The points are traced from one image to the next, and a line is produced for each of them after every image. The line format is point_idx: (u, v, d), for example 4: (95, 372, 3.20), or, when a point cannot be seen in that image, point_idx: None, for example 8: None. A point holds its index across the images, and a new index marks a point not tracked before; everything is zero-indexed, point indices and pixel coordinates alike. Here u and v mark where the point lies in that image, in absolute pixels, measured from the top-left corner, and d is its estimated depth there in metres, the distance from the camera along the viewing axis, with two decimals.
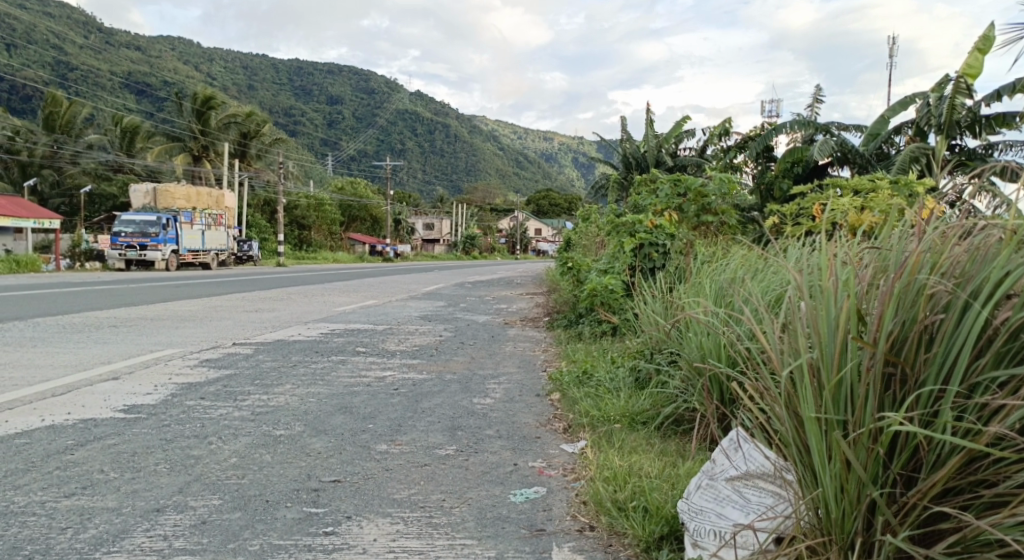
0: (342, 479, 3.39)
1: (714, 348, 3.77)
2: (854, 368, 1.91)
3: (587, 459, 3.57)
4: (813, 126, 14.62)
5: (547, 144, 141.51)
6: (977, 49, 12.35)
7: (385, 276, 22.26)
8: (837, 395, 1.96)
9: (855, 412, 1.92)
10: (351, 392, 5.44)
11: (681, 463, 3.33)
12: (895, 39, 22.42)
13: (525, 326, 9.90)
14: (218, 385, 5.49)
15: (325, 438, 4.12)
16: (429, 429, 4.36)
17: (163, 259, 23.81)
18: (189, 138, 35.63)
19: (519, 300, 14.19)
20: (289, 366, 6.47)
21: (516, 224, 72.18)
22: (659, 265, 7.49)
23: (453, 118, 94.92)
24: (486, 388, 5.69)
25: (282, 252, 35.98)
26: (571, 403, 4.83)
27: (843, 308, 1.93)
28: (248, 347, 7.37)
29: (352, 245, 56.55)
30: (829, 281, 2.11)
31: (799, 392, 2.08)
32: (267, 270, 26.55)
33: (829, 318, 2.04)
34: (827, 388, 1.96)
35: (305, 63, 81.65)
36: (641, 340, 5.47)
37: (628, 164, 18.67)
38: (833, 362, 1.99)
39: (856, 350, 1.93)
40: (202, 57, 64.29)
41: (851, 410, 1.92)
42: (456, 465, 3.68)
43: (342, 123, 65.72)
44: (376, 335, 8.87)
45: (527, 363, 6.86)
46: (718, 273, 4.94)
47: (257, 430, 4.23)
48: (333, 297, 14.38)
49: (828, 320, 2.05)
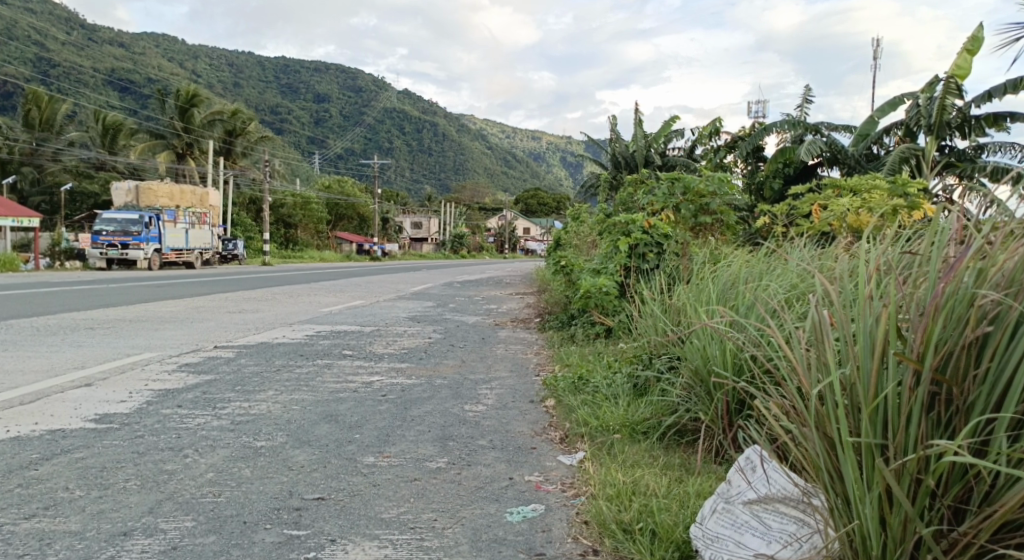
0: (327, 496, 3.18)
1: (719, 355, 3.58)
2: (895, 388, 1.74)
3: (587, 474, 3.38)
4: (803, 126, 14.49)
5: (535, 144, 141.35)
6: (966, 49, 12.26)
7: (372, 276, 22.01)
8: (875, 418, 1.79)
9: (896, 435, 1.75)
10: (337, 398, 5.21)
11: (688, 479, 3.15)
12: (881, 40, 22.45)
13: (516, 328, 9.70)
14: (198, 392, 5.25)
15: (309, 449, 3.90)
16: (419, 440, 4.15)
17: (144, 259, 23.43)
18: (173, 136, 35.15)
19: (509, 300, 14.01)
20: (272, 371, 6.24)
21: (504, 223, 71.97)
22: (653, 266, 7.31)
23: (441, 117, 94.63)
24: (478, 394, 5.47)
25: (267, 251, 35.57)
26: (567, 410, 4.63)
27: (882, 321, 1.76)
28: (230, 351, 7.12)
29: (339, 244, 56.15)
30: (862, 290, 1.94)
31: (831, 411, 1.91)
32: (252, 270, 26.19)
33: (866, 329, 1.87)
34: (864, 410, 1.78)
35: (292, 61, 81.16)
36: (637, 344, 5.27)
37: (617, 163, 18.51)
38: (869, 381, 1.82)
39: (896, 368, 1.76)
40: (187, 54, 63.67)
41: (891, 434, 1.76)
42: (448, 479, 3.46)
43: (329, 121, 65.23)
44: (363, 337, 8.63)
45: (519, 367, 6.66)
46: (718, 275, 4.75)
47: (236, 441, 4.00)
48: (319, 297, 14.13)
49: (864, 333, 1.88)
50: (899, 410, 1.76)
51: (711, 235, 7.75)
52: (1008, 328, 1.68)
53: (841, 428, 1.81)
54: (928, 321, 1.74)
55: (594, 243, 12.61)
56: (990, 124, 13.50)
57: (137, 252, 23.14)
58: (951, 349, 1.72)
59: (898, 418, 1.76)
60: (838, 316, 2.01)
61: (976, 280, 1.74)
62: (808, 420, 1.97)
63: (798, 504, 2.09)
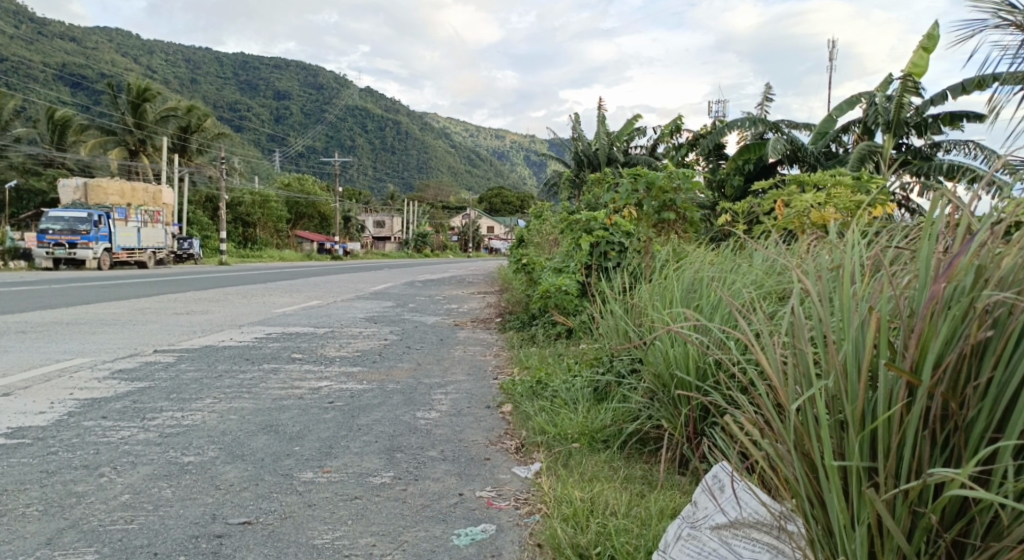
0: (254, 520, 2.89)
1: (680, 357, 3.37)
2: (886, 406, 1.54)
3: (542, 489, 3.13)
4: (764, 124, 14.46)
5: (499, 143, 141.06)
6: (922, 48, 12.33)
7: (332, 275, 21.52)
8: (863, 436, 1.59)
9: (889, 459, 1.55)
10: (280, 406, 4.88)
11: (650, 495, 2.92)
12: (836, 42, 22.71)
13: (476, 328, 9.42)
14: (127, 401, 4.87)
15: (241, 465, 3.58)
16: (364, 452, 3.85)
17: (94, 258, 22.57)
18: (124, 131, 34.05)
19: (471, 300, 13.72)
20: (213, 377, 5.87)
21: (468, 222, 71.55)
22: (615, 264, 7.11)
23: (404, 116, 93.85)
24: (431, 400, 5.18)
25: (224, 250, 34.63)
26: (524, 417, 4.37)
27: (872, 328, 1.55)
28: (171, 356, 6.72)
29: (300, 243, 55.14)
30: (846, 290, 1.72)
31: (812, 430, 1.70)
32: (207, 269, 25.41)
33: (852, 336, 1.66)
34: (851, 429, 1.58)
35: (251, 58, 79.83)
36: (598, 346, 5.04)
37: (580, 161, 18.32)
38: (854, 394, 1.62)
39: (887, 380, 1.56)
40: (142, 49, 61.94)
41: (882, 457, 1.56)
42: (392, 497, 3.18)
43: (290, 118, 64.15)
44: (315, 339, 8.26)
45: (477, 370, 6.39)
46: (683, 274, 4.53)
47: (161, 457, 3.66)
48: (274, 297, 13.65)
49: (850, 341, 1.66)
50: (890, 429, 1.56)
51: (676, 233, 7.54)
52: (1013, 335, 1.47)
53: (825, 448, 1.60)
54: (922, 330, 1.53)
55: (557, 241, 12.38)
56: (947, 123, 13.62)
57: (86, 252, 22.24)
58: (950, 358, 1.52)
59: (889, 438, 1.56)
60: (817, 319, 1.80)
61: (975, 280, 1.54)
62: (786, 437, 1.77)
63: (772, 530, 1.88)
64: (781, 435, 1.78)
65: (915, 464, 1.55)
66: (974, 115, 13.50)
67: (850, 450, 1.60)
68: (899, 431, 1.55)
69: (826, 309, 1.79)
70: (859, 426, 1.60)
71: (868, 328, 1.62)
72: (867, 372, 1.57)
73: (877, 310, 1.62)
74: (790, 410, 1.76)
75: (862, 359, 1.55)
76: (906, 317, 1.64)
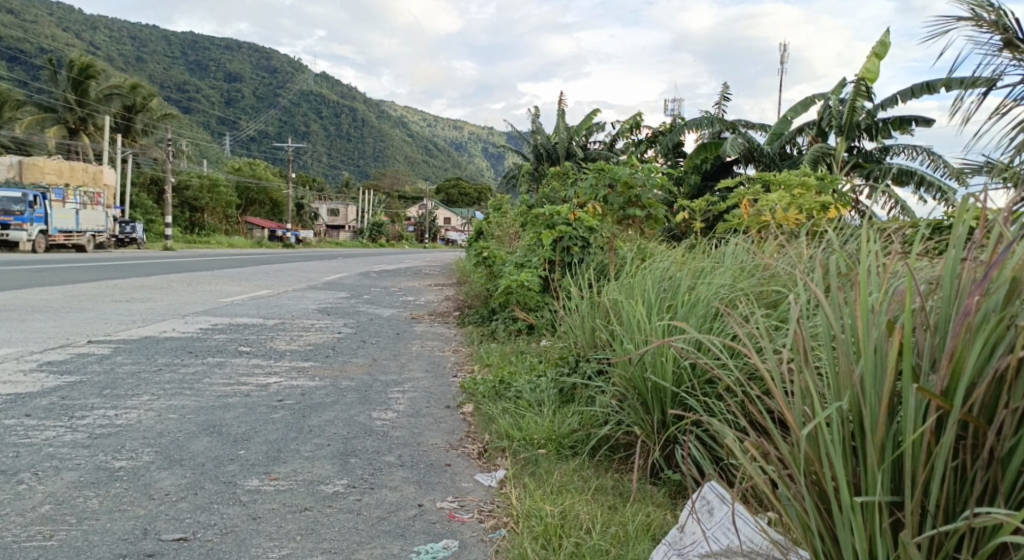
0: (190, 535, 2.62)
1: (653, 361, 3.18)
2: (913, 435, 1.41)
3: (508, 500, 2.93)
4: (721, 123, 14.51)
5: (456, 134, 140.09)
6: (875, 53, 12.46)
7: (285, 264, 20.91)
8: (884, 467, 1.47)
9: (918, 493, 1.44)
10: (224, 404, 4.56)
11: (623, 508, 2.74)
12: (789, 46, 23.00)
13: (433, 322, 9.17)
14: (54, 397, 4.50)
15: (178, 471, 3.28)
16: (315, 457, 3.58)
17: (28, 241, 21.50)
18: (64, 109, 32.61)
19: (427, 292, 13.43)
20: (153, 371, 5.51)
21: (424, 212, 70.82)
22: (577, 260, 6.96)
23: (360, 104, 92.43)
24: (388, 399, 4.93)
25: (170, 235, 33.44)
26: (487, 419, 4.16)
27: (898, 349, 1.41)
28: (106, 347, 6.32)
29: (250, 230, 53.62)
30: (861, 301, 1.58)
31: (825, 455, 1.56)
32: (153, 255, 24.49)
33: (869, 353, 1.52)
34: (874, 460, 1.46)
35: (202, 39, 77.59)
36: (563, 345, 4.84)
37: (539, 155, 18.12)
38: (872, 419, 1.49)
39: (915, 405, 1.43)
40: (85, 25, 59.47)
41: (908, 492, 1.45)
42: (345, 509, 2.93)
43: (241, 101, 62.48)
44: (264, 331, 7.91)
45: (435, 366, 6.15)
46: (654, 271, 4.36)
47: (89, 463, 3.35)
48: (222, 286, 13.15)
49: (871, 358, 1.52)
50: (916, 460, 1.45)
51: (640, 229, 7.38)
52: None
53: (843, 480, 1.48)
54: (954, 352, 1.41)
55: (516, 235, 12.20)
56: (896, 127, 13.86)
57: (20, 234, 21.19)
58: (984, 382, 1.40)
59: (915, 470, 1.45)
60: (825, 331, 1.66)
61: (1008, 295, 1.43)
62: (792, 463, 1.63)
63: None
64: (788, 462, 1.65)
65: (944, 501, 1.45)
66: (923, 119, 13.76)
67: (869, 483, 1.48)
68: (927, 462, 1.44)
69: (836, 319, 1.65)
70: (878, 455, 1.48)
71: (890, 348, 1.48)
72: (892, 398, 1.43)
73: (901, 326, 1.49)
74: (799, 433, 1.62)
75: (887, 384, 1.42)
76: (929, 334, 1.51)
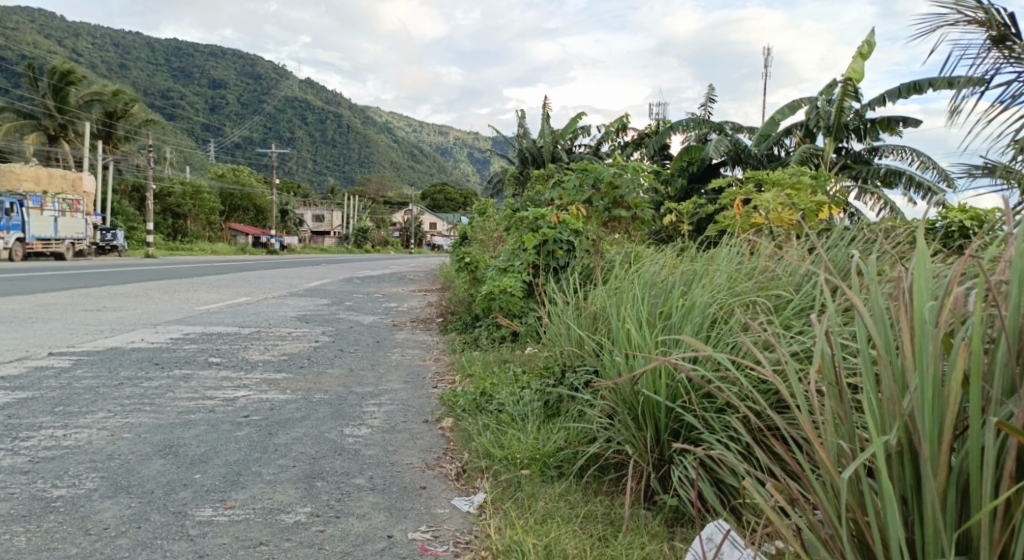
0: None
1: (650, 378, 2.90)
2: (994, 484, 1.37)
3: (486, 530, 2.66)
4: (707, 125, 14.29)
5: (443, 140, 139.84)
6: (859, 53, 12.31)
7: (267, 271, 20.51)
8: (950, 524, 1.43)
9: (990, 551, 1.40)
10: (184, 422, 4.24)
11: (615, 541, 2.48)
12: (771, 50, 23.05)
13: (416, 329, 8.87)
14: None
15: (123, 500, 2.97)
16: (277, 480, 3.28)
17: (4, 249, 21.03)
18: (44, 116, 31.98)
19: (411, 298, 13.11)
20: (113, 385, 5.18)
21: (411, 218, 70.34)
22: (563, 264, 6.68)
23: (346, 109, 92.00)
24: (362, 413, 4.63)
25: (151, 242, 32.75)
26: (466, 435, 3.86)
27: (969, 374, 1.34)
28: (67, 360, 5.97)
29: (234, 236, 52.85)
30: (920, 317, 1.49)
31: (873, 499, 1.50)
32: (134, 262, 24.05)
33: (934, 379, 1.43)
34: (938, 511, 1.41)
35: (186, 46, 76.94)
36: (549, 355, 4.55)
37: (524, 159, 17.83)
38: (933, 455, 1.43)
39: (990, 443, 1.38)
40: (67, 31, 58.61)
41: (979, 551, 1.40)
42: (306, 543, 2.64)
43: (225, 107, 61.96)
44: (237, 340, 7.57)
45: (415, 376, 5.87)
46: (643, 276, 4.09)
47: (25, 491, 3.04)
48: (200, 293, 12.76)
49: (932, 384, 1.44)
50: (993, 518, 1.41)
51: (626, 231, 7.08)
52: None
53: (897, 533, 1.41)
54: None
55: (501, 239, 11.93)
56: (884, 128, 13.69)
57: None
58: None
59: (991, 526, 1.41)
60: (863, 348, 1.59)
61: None
62: (833, 508, 1.56)
63: None
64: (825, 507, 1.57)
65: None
66: (910, 120, 13.59)
67: (931, 537, 1.44)
68: (1005, 519, 1.40)
69: (882, 337, 1.57)
70: (941, 504, 1.44)
71: (954, 374, 1.41)
72: (960, 428, 1.38)
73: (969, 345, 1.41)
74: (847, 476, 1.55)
75: (957, 416, 1.36)
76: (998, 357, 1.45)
